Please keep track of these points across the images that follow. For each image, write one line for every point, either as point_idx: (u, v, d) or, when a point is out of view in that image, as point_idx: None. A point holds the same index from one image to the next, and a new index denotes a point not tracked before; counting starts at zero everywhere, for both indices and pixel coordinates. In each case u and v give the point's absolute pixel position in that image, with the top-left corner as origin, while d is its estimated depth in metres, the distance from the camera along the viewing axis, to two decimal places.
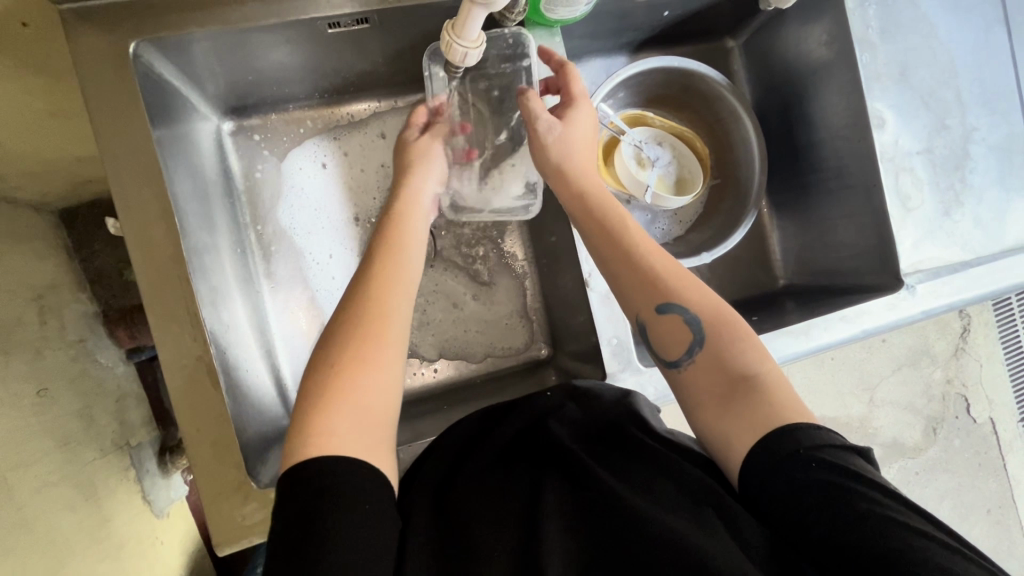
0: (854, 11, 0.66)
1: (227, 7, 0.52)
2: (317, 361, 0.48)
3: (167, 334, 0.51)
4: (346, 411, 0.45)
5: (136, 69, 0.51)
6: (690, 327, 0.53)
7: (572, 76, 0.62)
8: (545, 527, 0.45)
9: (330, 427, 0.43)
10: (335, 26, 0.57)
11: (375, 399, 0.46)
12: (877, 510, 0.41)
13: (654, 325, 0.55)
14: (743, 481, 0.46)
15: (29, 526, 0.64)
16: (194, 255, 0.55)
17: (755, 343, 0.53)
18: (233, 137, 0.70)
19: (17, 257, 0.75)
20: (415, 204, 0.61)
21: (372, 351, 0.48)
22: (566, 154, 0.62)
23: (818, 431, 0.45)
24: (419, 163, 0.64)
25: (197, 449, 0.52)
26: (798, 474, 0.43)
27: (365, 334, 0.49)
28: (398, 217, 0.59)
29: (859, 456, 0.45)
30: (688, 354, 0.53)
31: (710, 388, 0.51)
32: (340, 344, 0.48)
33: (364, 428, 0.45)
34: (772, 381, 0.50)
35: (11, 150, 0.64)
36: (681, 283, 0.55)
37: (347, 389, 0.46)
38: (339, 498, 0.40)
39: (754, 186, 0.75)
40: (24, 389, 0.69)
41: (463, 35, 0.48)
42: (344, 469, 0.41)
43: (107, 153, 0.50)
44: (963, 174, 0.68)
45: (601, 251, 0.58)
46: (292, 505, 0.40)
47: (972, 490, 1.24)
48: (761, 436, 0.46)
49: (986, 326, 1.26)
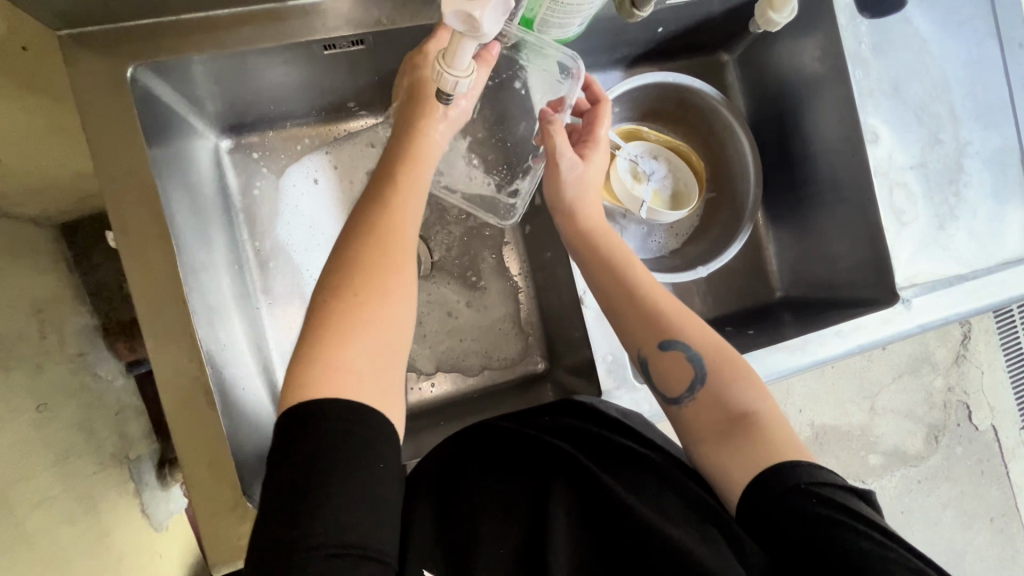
0: (846, 28, 0.67)
1: (225, 31, 0.53)
2: (331, 283, 0.48)
3: (164, 354, 0.51)
4: (367, 340, 0.46)
5: (134, 92, 0.51)
6: (692, 364, 0.54)
7: (603, 115, 0.64)
8: (553, 534, 0.46)
9: (348, 363, 0.44)
10: (331, 47, 0.58)
11: (390, 333, 0.47)
12: (880, 550, 0.40)
13: (657, 362, 0.55)
14: (743, 511, 0.46)
15: (28, 542, 0.64)
16: (191, 274, 0.56)
17: (754, 378, 0.53)
18: (231, 154, 0.71)
19: (18, 273, 0.76)
20: (430, 141, 0.58)
21: (395, 283, 0.49)
22: (584, 193, 0.62)
23: (819, 470, 0.46)
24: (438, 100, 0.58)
25: (193, 469, 0.52)
26: (801, 506, 0.43)
27: (389, 265, 0.49)
28: (411, 154, 0.56)
29: (860, 499, 0.45)
30: (690, 392, 0.54)
31: (711, 425, 0.52)
32: (362, 269, 0.48)
33: (379, 361, 0.46)
34: (771, 420, 0.50)
35: (11, 168, 0.65)
36: (685, 321, 0.56)
37: (368, 317, 0.46)
38: (355, 448, 0.41)
39: (749, 201, 0.76)
40: (24, 405, 0.69)
41: (453, 64, 0.48)
42: (358, 414, 0.42)
43: (105, 176, 0.50)
44: (957, 187, 0.69)
45: (602, 281, 0.59)
46: (298, 450, 0.40)
47: (974, 498, 1.24)
48: (759, 469, 0.46)
49: (987, 333, 1.26)
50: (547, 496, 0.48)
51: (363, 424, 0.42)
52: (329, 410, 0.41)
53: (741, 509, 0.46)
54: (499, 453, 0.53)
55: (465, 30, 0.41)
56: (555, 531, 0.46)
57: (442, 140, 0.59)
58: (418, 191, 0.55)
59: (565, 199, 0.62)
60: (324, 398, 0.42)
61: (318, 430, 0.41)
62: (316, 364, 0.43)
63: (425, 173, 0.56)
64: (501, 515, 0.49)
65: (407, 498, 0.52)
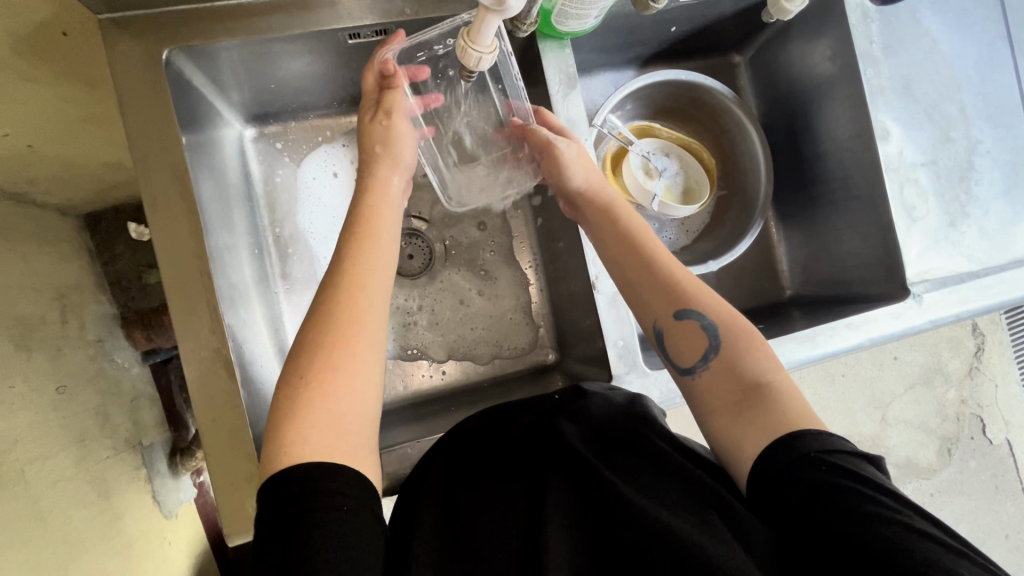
0: (857, 27, 0.68)
1: (255, 18, 0.55)
2: (288, 369, 0.48)
3: (187, 327, 0.53)
4: (324, 419, 0.45)
5: (168, 75, 0.54)
6: (707, 333, 0.54)
7: (546, 115, 0.64)
8: (548, 528, 0.45)
9: (304, 435, 0.44)
10: (356, 36, 0.60)
11: (348, 409, 0.47)
12: (887, 513, 0.41)
13: (670, 333, 0.55)
14: (752, 481, 0.46)
15: (44, 519, 0.65)
16: (216, 253, 0.58)
17: (769, 351, 0.53)
18: (254, 143, 0.73)
19: (42, 258, 0.78)
20: (379, 191, 0.58)
21: (343, 359, 0.48)
22: (596, 189, 0.63)
23: (829, 438, 0.46)
24: (382, 155, 0.59)
25: (211, 440, 0.54)
26: (809, 474, 0.43)
27: (334, 342, 0.48)
28: (366, 209, 0.57)
29: (870, 464, 0.45)
30: (703, 362, 0.54)
31: (724, 396, 0.51)
32: (312, 351, 0.48)
33: (338, 433, 0.45)
34: (783, 390, 0.50)
35: (44, 153, 0.67)
36: (697, 290, 0.56)
37: (320, 398, 0.46)
38: (333, 502, 0.41)
39: (760, 196, 0.77)
40: (45, 386, 0.71)
41: (478, 40, 0.50)
42: (332, 473, 0.42)
43: (137, 154, 0.52)
44: (968, 185, 0.69)
45: (623, 272, 0.59)
46: (282, 506, 0.41)
47: (989, 513, 1.21)
48: (773, 438, 0.46)
49: (1001, 345, 1.25)
50: (544, 494, 0.47)
51: (339, 479, 0.43)
52: (301, 473, 0.42)
53: (751, 484, 0.46)
54: (511, 443, 0.54)
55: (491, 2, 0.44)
56: (550, 525, 0.45)
57: (398, 194, 0.60)
58: (387, 243, 0.56)
59: (575, 180, 0.63)
60: (294, 467, 0.42)
61: (302, 486, 0.41)
62: (275, 444, 0.44)
63: (390, 226, 0.57)
64: (500, 515, 0.47)
65: (421, 479, 0.53)
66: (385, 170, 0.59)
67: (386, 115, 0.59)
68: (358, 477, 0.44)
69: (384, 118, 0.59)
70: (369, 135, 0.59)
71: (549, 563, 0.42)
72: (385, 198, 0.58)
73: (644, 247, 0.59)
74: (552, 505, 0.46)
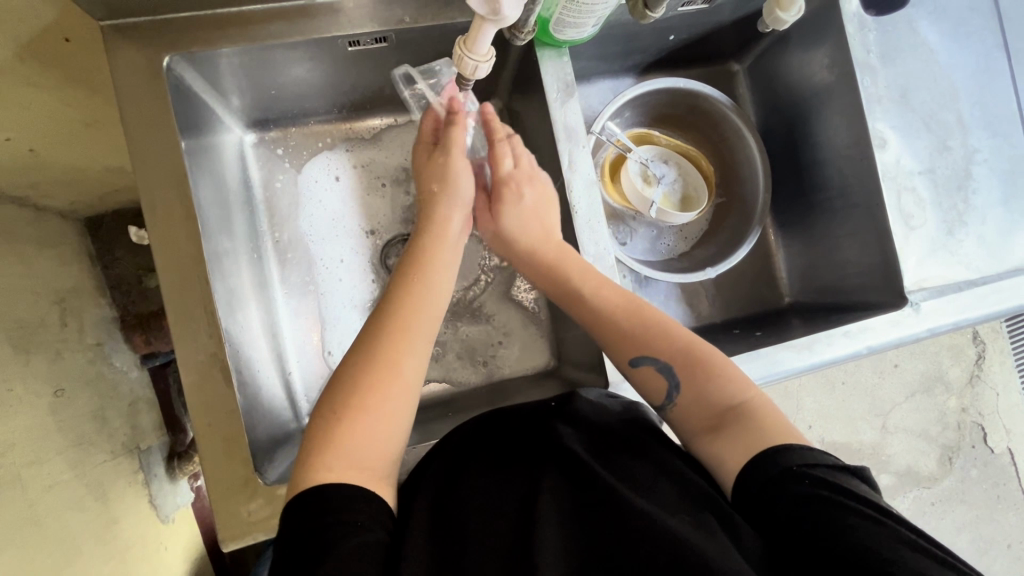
0: (855, 37, 0.68)
1: (256, 25, 0.56)
2: (317, 409, 0.50)
3: (185, 332, 0.53)
4: (351, 451, 0.47)
5: (169, 81, 0.54)
6: (663, 374, 0.55)
7: (495, 160, 0.65)
8: (541, 528, 0.44)
9: (328, 461, 0.46)
10: (356, 44, 0.60)
11: (373, 440, 0.48)
12: (872, 525, 0.41)
13: (632, 376, 0.57)
14: (739, 492, 0.47)
15: (40, 523, 0.65)
16: (215, 259, 0.58)
17: (733, 371, 0.54)
18: (255, 148, 0.73)
19: (41, 261, 0.78)
20: (439, 233, 0.61)
21: (375, 401, 0.49)
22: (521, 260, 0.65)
23: (810, 451, 0.46)
24: (444, 192, 0.62)
25: (207, 444, 0.54)
26: (792, 487, 0.44)
27: (370, 384, 0.50)
28: (427, 248, 0.60)
29: (856, 478, 0.45)
30: (669, 399, 0.55)
31: (698, 421, 0.53)
32: (339, 388, 0.50)
33: (363, 466, 0.47)
34: (761, 407, 0.51)
35: (46, 158, 0.68)
36: (654, 330, 0.57)
37: (350, 434, 0.47)
38: (337, 516, 0.43)
39: (758, 205, 0.77)
40: (43, 389, 0.71)
41: (474, 49, 0.50)
42: (335, 491, 0.44)
43: (137, 160, 0.53)
44: (965, 194, 0.69)
45: (612, 302, 0.59)
46: (292, 526, 0.43)
47: (990, 523, 1.21)
48: (748, 457, 0.47)
49: (1002, 354, 1.24)
50: (538, 494, 0.47)
51: (342, 495, 0.44)
52: (309, 494, 0.44)
53: (737, 492, 0.47)
54: (504, 445, 0.53)
55: (487, 12, 0.45)
56: (544, 523, 0.44)
57: (456, 232, 0.63)
58: (439, 285, 0.58)
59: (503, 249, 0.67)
60: (310, 489, 0.44)
61: (308, 506, 0.43)
62: (301, 471, 0.46)
63: (443, 270, 0.59)
64: (489, 510, 0.46)
65: (416, 478, 0.53)
66: (445, 210, 0.62)
67: (445, 153, 0.63)
68: (361, 492, 0.45)
69: (443, 156, 0.63)
70: (428, 174, 0.63)
71: (539, 564, 0.41)
72: (443, 238, 0.61)
73: (645, 314, 0.58)
74: (546, 504, 0.46)
